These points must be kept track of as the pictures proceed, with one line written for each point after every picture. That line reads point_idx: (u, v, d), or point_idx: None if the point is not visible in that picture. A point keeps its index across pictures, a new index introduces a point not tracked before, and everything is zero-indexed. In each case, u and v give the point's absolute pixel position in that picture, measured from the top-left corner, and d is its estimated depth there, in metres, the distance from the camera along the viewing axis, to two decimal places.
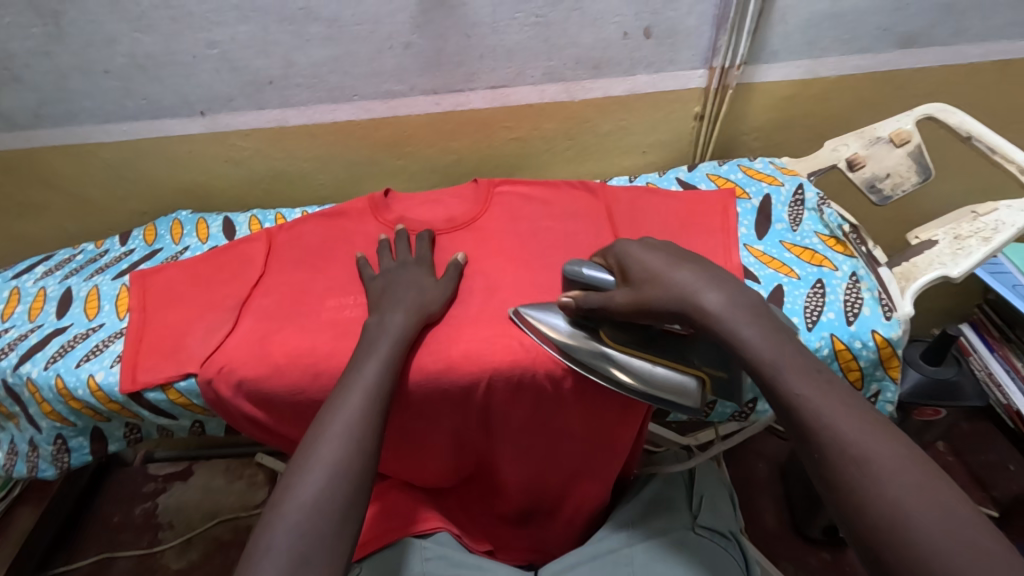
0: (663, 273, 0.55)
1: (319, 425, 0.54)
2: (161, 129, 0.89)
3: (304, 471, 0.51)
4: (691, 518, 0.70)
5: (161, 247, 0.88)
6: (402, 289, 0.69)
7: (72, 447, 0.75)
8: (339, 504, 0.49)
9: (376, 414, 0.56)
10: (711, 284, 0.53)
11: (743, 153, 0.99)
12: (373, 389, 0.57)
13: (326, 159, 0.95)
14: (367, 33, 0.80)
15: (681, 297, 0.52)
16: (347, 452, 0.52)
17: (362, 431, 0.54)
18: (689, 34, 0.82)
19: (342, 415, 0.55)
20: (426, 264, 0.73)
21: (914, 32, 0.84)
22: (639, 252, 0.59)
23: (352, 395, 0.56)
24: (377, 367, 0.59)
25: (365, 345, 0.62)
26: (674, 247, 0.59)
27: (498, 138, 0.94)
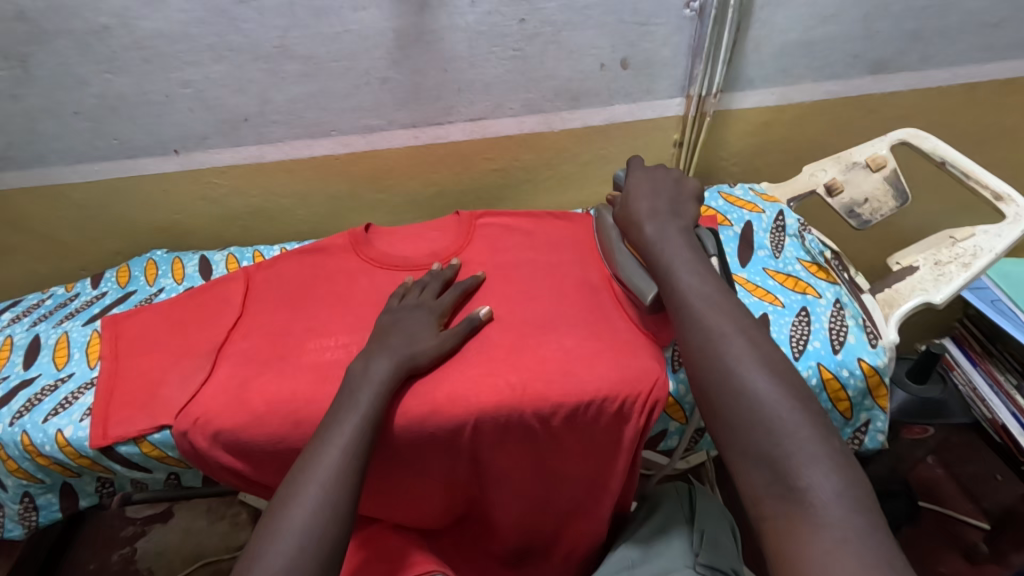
0: (629, 202, 0.68)
1: (293, 486, 0.54)
2: (135, 168, 0.88)
3: (272, 540, 0.51)
4: (692, 556, 0.68)
5: (134, 289, 0.86)
6: (398, 335, 0.66)
7: (40, 505, 0.72)
8: (306, 574, 0.50)
9: (352, 474, 0.56)
10: (655, 216, 0.65)
11: (723, 178, 1.00)
12: (352, 447, 0.57)
13: (305, 194, 0.94)
14: (343, 70, 0.79)
15: (628, 219, 0.66)
16: (319, 519, 0.52)
17: (336, 493, 0.54)
18: (665, 64, 0.83)
19: (315, 477, 0.55)
20: (440, 313, 0.69)
21: (883, 58, 0.85)
22: (640, 178, 0.70)
23: (328, 453, 0.56)
24: (355, 422, 0.58)
25: (346, 394, 0.61)
26: (668, 182, 0.69)
27: (478, 168, 0.93)
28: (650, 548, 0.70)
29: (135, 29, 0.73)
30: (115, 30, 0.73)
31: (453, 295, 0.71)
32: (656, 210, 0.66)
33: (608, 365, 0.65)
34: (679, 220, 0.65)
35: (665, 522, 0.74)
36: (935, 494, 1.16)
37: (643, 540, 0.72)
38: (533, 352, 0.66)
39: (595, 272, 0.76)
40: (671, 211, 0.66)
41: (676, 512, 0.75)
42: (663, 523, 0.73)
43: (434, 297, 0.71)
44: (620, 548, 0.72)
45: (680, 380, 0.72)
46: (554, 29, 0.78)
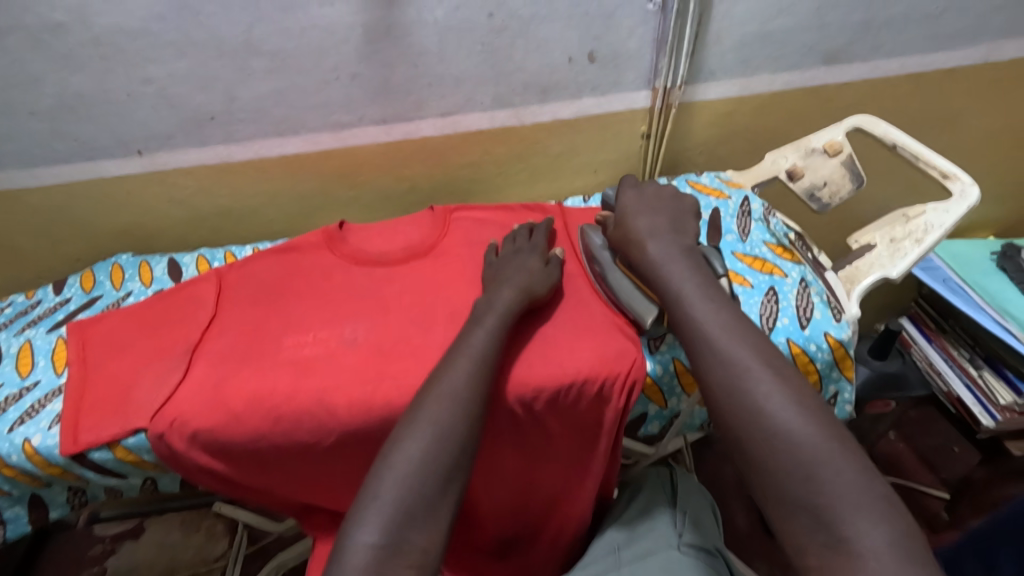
0: (628, 221, 0.70)
1: (427, 388, 0.57)
2: (96, 170, 0.85)
3: (412, 428, 0.54)
4: (676, 537, 0.69)
5: (100, 294, 0.83)
6: (511, 271, 0.70)
7: (7, 519, 0.69)
8: (445, 462, 0.52)
9: (482, 379, 0.58)
10: (654, 234, 0.67)
11: (689, 167, 1.03)
12: (480, 357, 0.59)
13: (276, 193, 0.93)
14: (312, 66, 0.79)
15: (626, 238, 0.69)
16: (456, 417, 0.55)
17: (471, 396, 0.56)
18: (631, 56, 0.85)
19: (452, 380, 0.57)
20: (540, 253, 0.74)
21: (836, 49, 0.89)
22: (633, 197, 0.73)
23: (459, 360, 0.59)
24: (483, 337, 0.61)
25: (471, 319, 0.64)
26: (660, 199, 0.72)
27: (450, 163, 0.94)
28: (635, 531, 0.72)
29: (93, 26, 0.71)
30: (72, 27, 0.71)
31: (543, 233, 0.77)
32: (653, 227, 0.68)
33: (594, 346, 0.67)
34: (679, 236, 0.67)
35: (652, 502, 0.76)
36: (899, 467, 1.22)
37: (628, 523, 0.74)
38: (523, 336, 0.67)
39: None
40: (668, 227, 0.68)
41: (658, 494, 0.77)
42: (649, 504, 0.76)
43: (529, 241, 0.76)
44: (607, 533, 0.74)
45: (659, 360, 0.70)
46: (522, 23, 0.79)
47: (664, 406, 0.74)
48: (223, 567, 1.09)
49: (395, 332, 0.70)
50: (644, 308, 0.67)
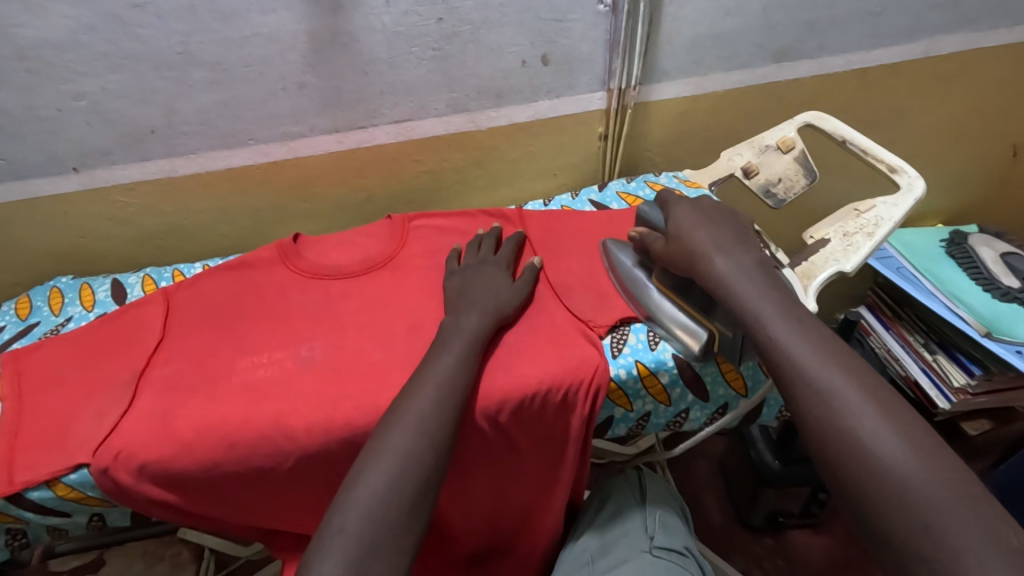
0: (687, 232, 0.65)
1: (392, 416, 0.56)
2: (28, 190, 0.81)
3: (375, 459, 0.53)
4: (648, 540, 0.70)
5: (37, 321, 0.78)
6: (478, 291, 0.69)
7: None
8: (408, 496, 0.51)
9: (449, 405, 0.57)
10: (722, 248, 0.63)
11: (648, 168, 1.03)
12: (447, 384, 0.58)
13: (226, 208, 0.89)
14: (256, 76, 0.76)
15: (691, 252, 0.64)
16: (422, 446, 0.54)
17: (438, 423, 0.55)
18: (584, 59, 0.85)
19: (417, 408, 0.56)
20: (506, 265, 0.74)
21: (784, 47, 0.91)
22: (686, 211, 0.68)
23: (426, 386, 0.58)
24: (452, 362, 0.60)
25: (439, 343, 0.63)
26: (716, 210, 0.68)
27: (407, 171, 0.92)
28: (610, 538, 0.71)
29: (15, 38, 0.67)
30: None
31: (511, 246, 0.76)
32: (718, 238, 0.64)
33: (559, 356, 0.66)
34: (746, 249, 0.63)
35: (626, 508, 0.75)
36: None
37: (601, 531, 0.73)
38: (489, 352, 0.66)
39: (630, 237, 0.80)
40: (729, 237, 0.64)
41: (628, 497, 0.77)
42: (622, 509, 0.75)
43: (493, 252, 0.76)
44: (580, 539, 0.73)
45: (622, 364, 0.69)
46: (472, 28, 0.78)
47: (630, 409, 0.73)
48: None
49: (353, 349, 0.68)
50: (695, 332, 0.68)
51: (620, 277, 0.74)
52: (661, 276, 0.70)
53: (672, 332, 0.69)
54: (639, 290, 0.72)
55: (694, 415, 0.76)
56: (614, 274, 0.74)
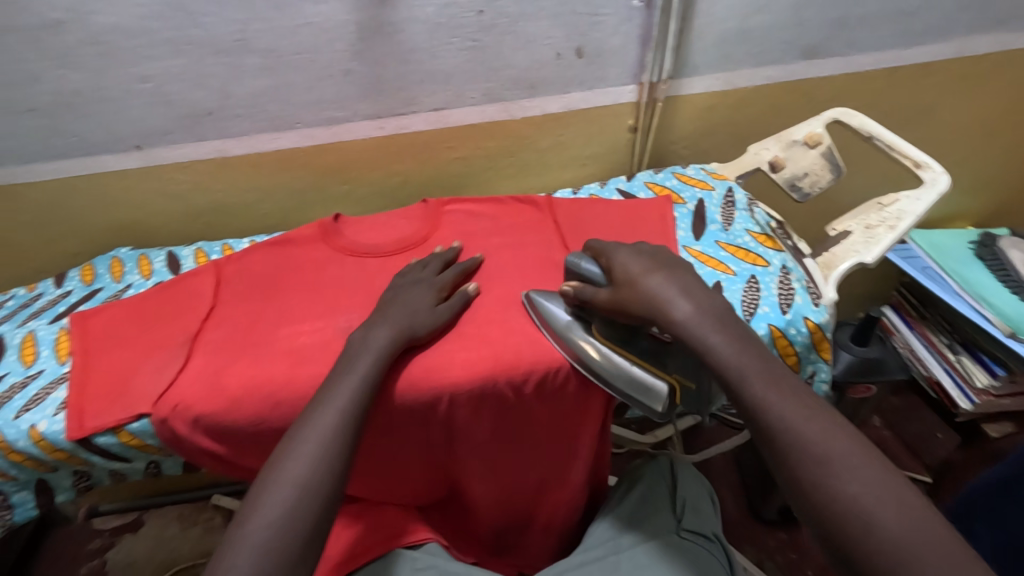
0: (640, 278, 0.61)
1: (291, 443, 0.56)
2: (94, 165, 0.87)
3: (270, 486, 0.54)
4: (676, 521, 0.72)
5: (100, 287, 0.85)
6: (399, 305, 0.69)
7: (14, 503, 0.70)
8: (302, 527, 0.52)
9: (350, 430, 0.58)
10: (682, 293, 0.60)
11: (675, 161, 1.05)
12: (348, 407, 0.59)
13: (269, 188, 0.94)
14: (305, 62, 0.81)
15: (653, 301, 0.60)
16: (320, 471, 0.55)
17: (338, 444, 0.57)
18: (616, 52, 0.87)
19: (317, 431, 0.57)
20: (438, 287, 0.72)
21: (815, 43, 0.92)
22: (629, 256, 0.64)
23: (326, 411, 0.58)
24: (356, 383, 0.60)
25: (345, 361, 0.63)
26: (657, 251, 0.65)
27: (441, 157, 0.96)
28: (646, 504, 0.75)
29: (91, 24, 0.73)
30: (69, 25, 0.72)
31: (453, 272, 0.74)
32: (675, 284, 0.60)
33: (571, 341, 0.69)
34: (701, 294, 0.60)
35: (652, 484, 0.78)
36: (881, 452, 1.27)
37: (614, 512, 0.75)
38: (471, 336, 0.69)
39: (655, 222, 0.82)
40: (686, 284, 0.61)
41: (657, 481, 0.78)
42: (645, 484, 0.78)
43: (434, 273, 0.74)
44: (606, 518, 0.75)
45: None
46: (510, 20, 0.81)
47: None
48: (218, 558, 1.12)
49: None
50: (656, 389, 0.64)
51: (556, 334, 0.67)
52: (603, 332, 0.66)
53: (631, 392, 0.64)
54: (581, 349, 0.65)
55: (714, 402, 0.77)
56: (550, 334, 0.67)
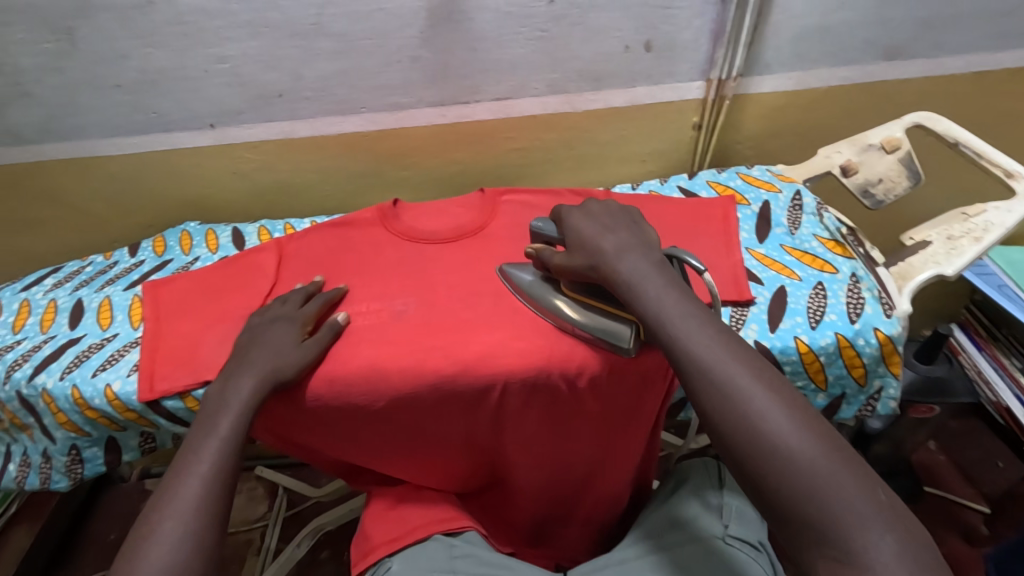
0: (592, 238, 0.61)
1: (150, 522, 0.53)
2: (170, 141, 0.90)
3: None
4: (721, 527, 0.67)
5: (171, 258, 0.89)
6: (259, 351, 0.66)
7: (86, 458, 0.73)
8: None
9: (216, 496, 0.56)
10: (625, 251, 0.59)
11: (738, 162, 1.02)
12: (211, 474, 0.57)
13: (331, 171, 0.96)
14: (375, 48, 0.82)
15: (593, 260, 0.60)
16: (183, 554, 0.51)
17: (199, 522, 0.54)
18: (686, 47, 0.85)
19: (179, 505, 0.54)
20: (302, 322, 0.69)
21: (898, 44, 0.88)
22: (579, 219, 0.64)
23: (187, 482, 0.56)
24: (215, 447, 0.58)
25: (204, 424, 0.61)
26: (609, 211, 0.65)
27: (500, 148, 0.96)
28: (688, 510, 0.70)
29: (177, 5, 0.75)
30: (157, 5, 0.75)
31: (316, 303, 0.72)
32: (620, 243, 0.60)
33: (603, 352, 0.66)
34: (648, 252, 0.59)
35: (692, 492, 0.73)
36: (936, 478, 1.21)
37: (644, 533, 0.71)
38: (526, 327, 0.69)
39: (717, 222, 0.80)
40: (633, 241, 0.60)
41: (704, 480, 0.75)
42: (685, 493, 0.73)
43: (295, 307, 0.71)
44: (653, 514, 0.73)
45: None
46: (580, 11, 0.80)
47: None
48: (259, 526, 1.30)
49: (442, 306, 0.73)
50: (616, 330, 0.63)
51: (526, 294, 0.71)
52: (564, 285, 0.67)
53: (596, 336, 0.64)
54: (552, 304, 0.68)
55: None
56: (520, 295, 0.72)
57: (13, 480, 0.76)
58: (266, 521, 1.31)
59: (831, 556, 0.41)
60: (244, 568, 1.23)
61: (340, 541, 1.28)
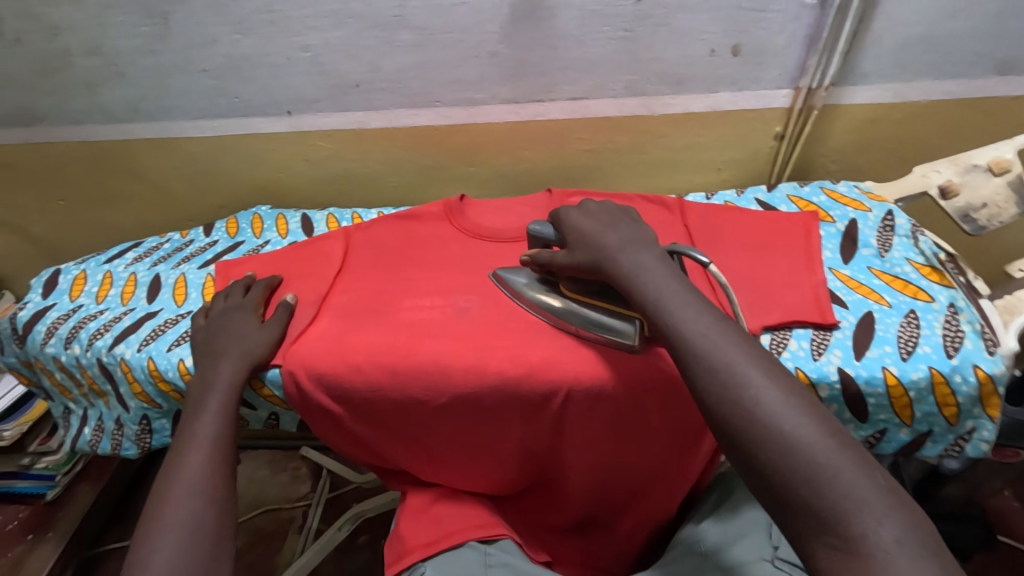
0: (593, 236, 0.63)
1: (163, 490, 0.55)
2: (249, 126, 0.93)
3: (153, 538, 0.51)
4: (770, 549, 0.59)
5: (243, 240, 0.91)
6: (224, 335, 0.69)
7: (154, 429, 0.76)
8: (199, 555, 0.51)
9: (220, 463, 0.58)
10: (625, 249, 0.60)
11: (820, 176, 0.97)
12: (211, 444, 0.59)
13: (399, 162, 0.97)
14: (454, 42, 0.81)
15: (597, 255, 0.61)
16: (196, 508, 0.54)
17: (208, 484, 0.56)
18: (777, 53, 0.81)
19: (186, 472, 0.56)
20: (254, 307, 0.72)
21: (1013, 59, 0.81)
22: (578, 219, 0.66)
23: (192, 453, 0.58)
24: (211, 422, 0.61)
25: (194, 405, 0.64)
26: (607, 210, 0.67)
27: (570, 148, 0.94)
28: (737, 531, 0.63)
29: None
30: None
31: (260, 291, 0.75)
32: (622, 241, 0.61)
33: (615, 361, 0.64)
34: (649, 249, 0.61)
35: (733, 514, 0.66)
36: None
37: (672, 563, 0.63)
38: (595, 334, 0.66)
39: (798, 239, 0.76)
40: (633, 237, 0.62)
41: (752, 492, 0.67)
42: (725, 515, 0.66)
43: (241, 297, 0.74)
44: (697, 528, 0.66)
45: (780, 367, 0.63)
46: (667, 12, 0.78)
47: None
48: (302, 504, 1.33)
49: (506, 305, 0.72)
50: (622, 329, 0.63)
51: (522, 299, 0.71)
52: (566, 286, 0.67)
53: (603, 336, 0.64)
54: (549, 305, 0.68)
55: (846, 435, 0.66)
56: (517, 300, 0.71)
57: (88, 444, 0.80)
58: (309, 500, 1.34)
59: (831, 544, 0.39)
60: (285, 545, 1.26)
61: (378, 526, 1.30)
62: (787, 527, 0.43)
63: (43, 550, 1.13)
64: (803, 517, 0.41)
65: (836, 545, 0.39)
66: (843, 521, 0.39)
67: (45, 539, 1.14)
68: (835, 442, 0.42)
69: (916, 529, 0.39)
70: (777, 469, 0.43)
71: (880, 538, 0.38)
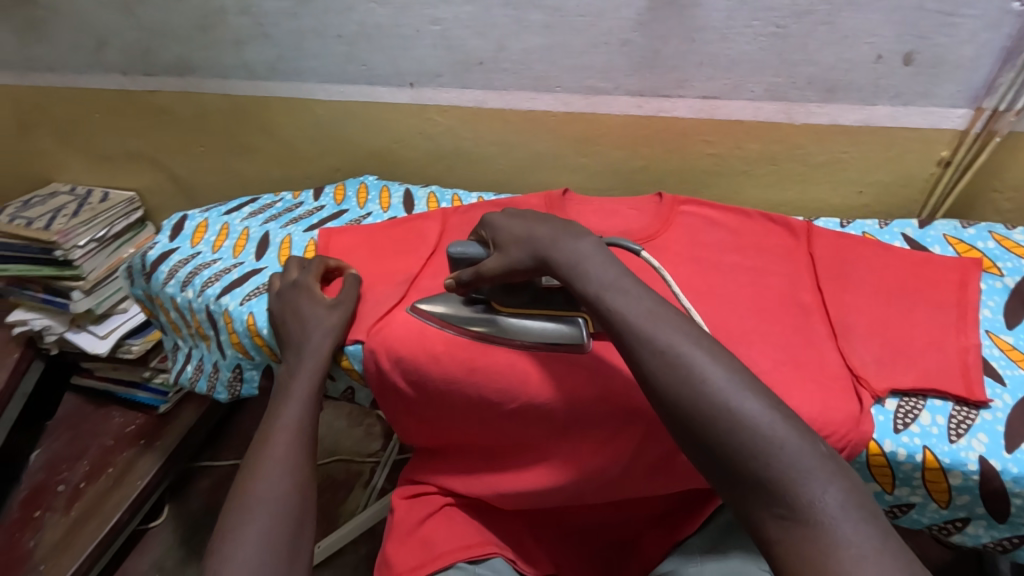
0: (526, 233, 0.60)
1: (253, 469, 0.59)
2: (372, 94, 0.95)
3: (245, 517, 0.55)
4: None
5: (347, 209, 0.94)
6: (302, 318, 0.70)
7: (245, 378, 0.81)
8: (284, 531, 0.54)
9: (303, 447, 0.62)
10: (560, 241, 0.57)
11: (987, 213, 0.82)
12: (297, 426, 0.63)
13: (511, 145, 0.95)
14: (586, 26, 0.78)
15: (530, 251, 0.58)
16: (281, 488, 0.57)
17: (289, 465, 0.60)
18: (959, 66, 0.70)
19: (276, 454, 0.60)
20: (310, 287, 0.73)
21: None
22: (505, 222, 0.63)
23: (279, 435, 0.62)
24: (297, 407, 0.65)
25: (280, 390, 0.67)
26: (533, 210, 0.64)
27: (692, 150, 0.87)
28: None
29: None
30: None
31: (316, 269, 0.76)
32: (553, 233, 0.58)
33: (563, 353, 0.63)
34: (586, 237, 0.58)
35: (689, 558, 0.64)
36: None
37: None
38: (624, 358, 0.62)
39: (950, 289, 0.65)
40: (566, 228, 0.59)
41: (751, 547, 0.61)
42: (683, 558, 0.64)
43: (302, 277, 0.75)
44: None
45: (905, 444, 0.55)
46: (832, 8, 0.69)
47: (887, 493, 0.58)
48: (370, 462, 1.39)
49: None
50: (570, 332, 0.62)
51: (455, 325, 0.67)
52: (500, 302, 0.65)
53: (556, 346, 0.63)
54: (481, 319, 0.65)
55: (973, 530, 0.57)
56: (446, 327, 0.67)
57: (189, 380, 0.88)
58: (377, 459, 1.39)
59: (778, 514, 0.41)
60: (350, 497, 1.33)
61: None
62: (738, 507, 0.43)
63: (146, 458, 1.25)
64: (752, 492, 0.42)
65: (784, 515, 0.40)
66: (790, 491, 0.41)
67: (151, 449, 1.26)
68: (780, 415, 0.43)
69: (857, 493, 0.41)
70: (708, 428, 0.44)
71: (825, 505, 0.40)
